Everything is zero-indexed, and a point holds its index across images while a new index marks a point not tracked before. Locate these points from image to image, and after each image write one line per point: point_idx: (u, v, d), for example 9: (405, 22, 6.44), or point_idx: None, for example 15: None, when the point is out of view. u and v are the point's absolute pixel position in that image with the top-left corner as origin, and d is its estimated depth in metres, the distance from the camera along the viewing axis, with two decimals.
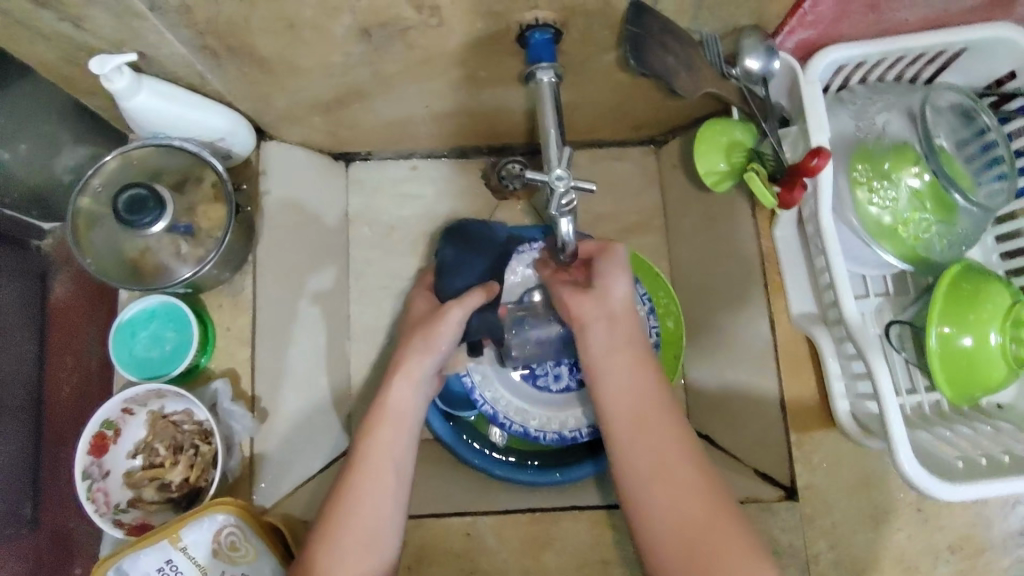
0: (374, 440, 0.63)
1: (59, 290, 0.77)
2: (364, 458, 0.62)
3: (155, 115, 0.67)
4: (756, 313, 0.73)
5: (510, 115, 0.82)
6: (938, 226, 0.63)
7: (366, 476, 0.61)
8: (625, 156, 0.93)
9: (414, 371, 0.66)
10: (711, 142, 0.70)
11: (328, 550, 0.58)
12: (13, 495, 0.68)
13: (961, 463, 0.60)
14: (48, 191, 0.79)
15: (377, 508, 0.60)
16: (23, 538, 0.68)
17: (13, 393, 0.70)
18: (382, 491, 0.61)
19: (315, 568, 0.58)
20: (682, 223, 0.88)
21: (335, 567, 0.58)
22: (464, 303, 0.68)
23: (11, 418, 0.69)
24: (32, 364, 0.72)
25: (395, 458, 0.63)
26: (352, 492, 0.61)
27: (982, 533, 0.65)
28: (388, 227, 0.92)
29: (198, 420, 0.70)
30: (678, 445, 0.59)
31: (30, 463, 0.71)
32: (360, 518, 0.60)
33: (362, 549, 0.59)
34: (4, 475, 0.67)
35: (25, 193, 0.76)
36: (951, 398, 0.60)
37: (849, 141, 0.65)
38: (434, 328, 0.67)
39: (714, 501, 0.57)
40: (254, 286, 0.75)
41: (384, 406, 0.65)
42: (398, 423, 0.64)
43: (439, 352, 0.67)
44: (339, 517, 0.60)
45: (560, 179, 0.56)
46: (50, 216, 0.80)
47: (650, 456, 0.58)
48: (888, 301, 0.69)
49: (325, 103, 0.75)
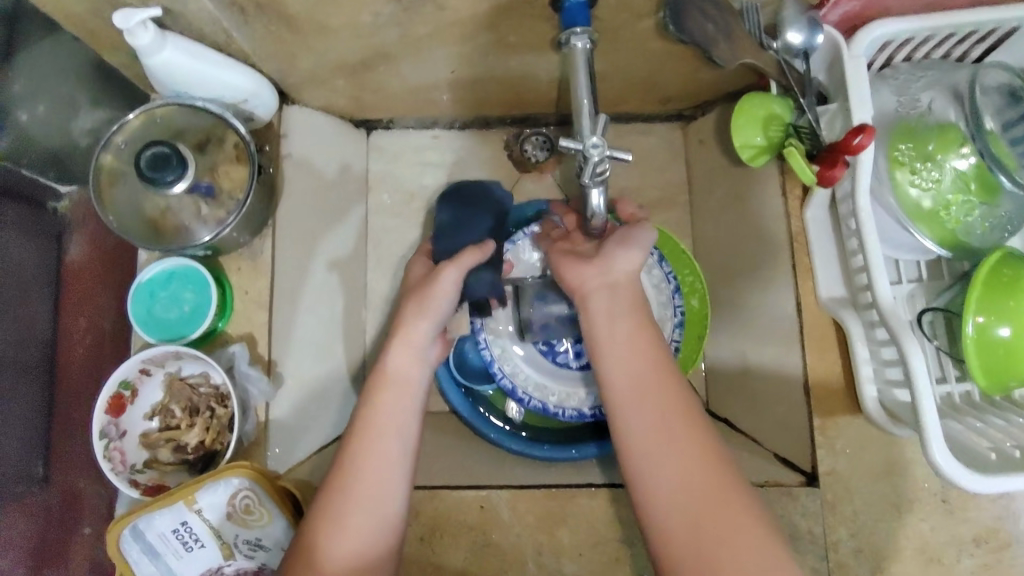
0: (377, 402, 0.63)
1: (75, 253, 0.77)
2: (370, 423, 0.62)
3: (179, 73, 0.66)
4: (782, 292, 0.72)
5: (538, 84, 0.80)
6: (981, 208, 0.61)
7: (373, 441, 0.61)
8: (651, 131, 0.91)
9: (411, 337, 0.64)
10: (749, 115, 0.68)
11: (331, 522, 0.58)
12: (25, 453, 0.68)
13: (995, 455, 0.58)
14: (65, 153, 0.78)
15: (383, 474, 0.60)
16: (31, 497, 0.68)
17: (27, 351, 0.69)
18: (388, 456, 0.60)
19: (319, 541, 0.57)
20: (708, 200, 0.86)
21: (346, 530, 0.58)
22: (458, 262, 0.65)
23: (23, 375, 0.69)
24: (48, 325, 0.72)
25: (398, 423, 0.62)
26: (358, 457, 0.60)
27: (1008, 527, 0.64)
28: (409, 196, 0.92)
29: (214, 383, 0.69)
30: (687, 426, 0.57)
31: (45, 422, 0.71)
32: (366, 484, 0.59)
33: (372, 514, 0.59)
34: (16, 432, 0.67)
35: (42, 156, 0.75)
36: (983, 388, 0.59)
37: (890, 118, 0.63)
38: (427, 288, 0.65)
39: (730, 484, 0.55)
40: (273, 250, 0.73)
41: (385, 371, 0.64)
42: (400, 388, 0.63)
43: (436, 317, 0.65)
44: (346, 485, 0.59)
45: (594, 146, 0.54)
46: (68, 179, 0.78)
47: (655, 438, 0.57)
48: (921, 287, 0.67)
49: (351, 65, 0.73)
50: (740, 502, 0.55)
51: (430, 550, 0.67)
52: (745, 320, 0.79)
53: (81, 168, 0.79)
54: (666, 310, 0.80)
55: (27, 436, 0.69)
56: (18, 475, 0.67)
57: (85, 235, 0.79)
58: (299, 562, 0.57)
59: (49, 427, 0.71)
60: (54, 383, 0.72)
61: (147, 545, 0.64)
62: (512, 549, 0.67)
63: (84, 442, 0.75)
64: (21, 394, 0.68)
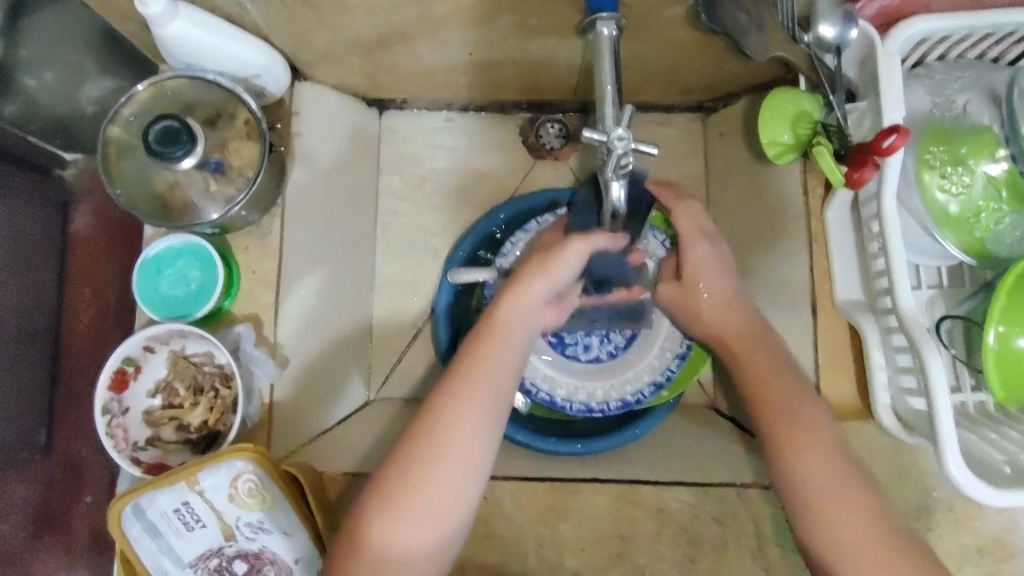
0: (475, 365, 0.59)
1: (80, 223, 0.75)
2: (470, 369, 0.59)
3: (192, 45, 0.64)
4: (797, 295, 0.71)
5: (556, 70, 0.78)
6: (1011, 217, 0.60)
7: (469, 385, 0.58)
8: (671, 122, 0.89)
9: (519, 305, 0.60)
10: (778, 110, 0.66)
11: (427, 455, 0.56)
12: (29, 421, 0.68)
13: (1009, 468, 0.58)
14: (71, 121, 0.77)
15: (457, 464, 0.56)
16: (37, 464, 0.68)
17: (33, 318, 0.69)
18: (467, 440, 0.56)
19: (406, 474, 0.55)
20: (724, 194, 0.85)
21: (414, 519, 0.54)
22: (589, 239, 0.61)
23: (28, 343, 0.68)
24: (53, 294, 0.71)
25: (487, 403, 0.58)
26: (454, 399, 0.57)
27: (1014, 538, 0.64)
28: (419, 180, 0.90)
29: (219, 363, 0.68)
30: (799, 418, 0.58)
31: (49, 391, 0.70)
32: (442, 467, 0.55)
33: (440, 506, 0.55)
34: (20, 400, 0.67)
35: (48, 123, 0.74)
36: (1000, 399, 0.58)
37: (923, 120, 0.62)
38: (553, 258, 0.61)
39: (826, 469, 0.56)
40: (282, 232, 0.72)
41: (491, 318, 0.61)
42: (505, 341, 0.60)
43: (552, 281, 0.61)
44: (432, 425, 0.57)
45: (620, 139, 0.51)
46: (73, 147, 0.77)
47: (754, 372, 0.63)
48: (942, 293, 0.65)
49: (366, 43, 0.71)
50: (840, 498, 0.55)
51: None
52: None
53: (90, 138, 0.79)
54: None
55: (30, 404, 0.68)
56: (22, 443, 0.67)
57: (91, 204, 0.77)
58: (349, 555, 0.54)
59: (53, 395, 0.70)
60: (58, 352, 0.71)
61: (148, 523, 0.64)
62: (513, 540, 0.67)
63: (88, 414, 0.75)
64: (25, 362, 0.67)
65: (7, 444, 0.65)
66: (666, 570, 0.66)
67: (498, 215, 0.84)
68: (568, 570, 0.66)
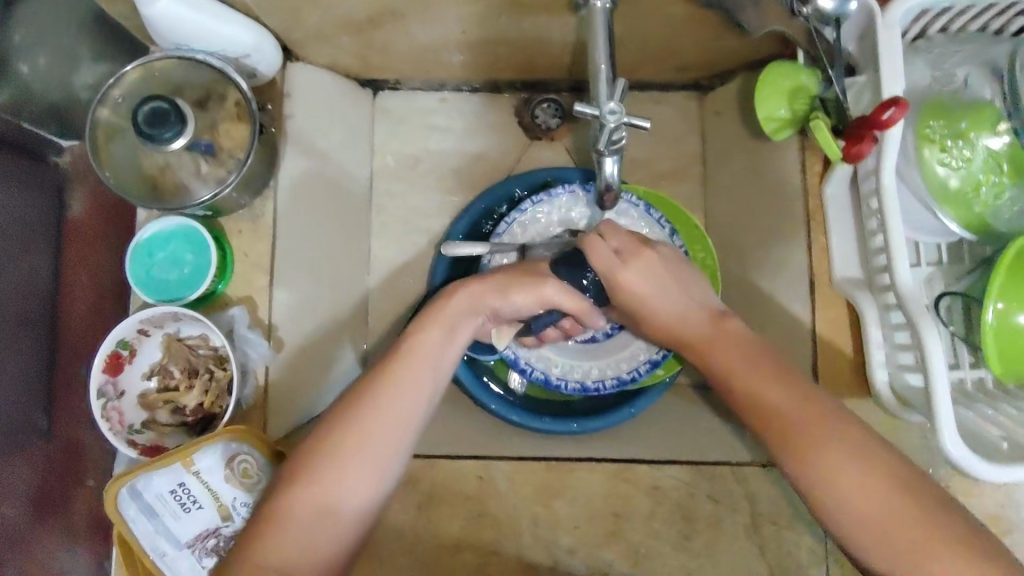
0: (415, 342, 0.59)
1: (75, 209, 0.75)
2: (411, 345, 0.59)
3: (179, 26, 0.63)
4: (793, 273, 0.70)
5: (551, 47, 0.76)
6: (1011, 191, 0.59)
7: (410, 356, 0.58)
8: (667, 100, 0.88)
9: (461, 305, 0.62)
10: (775, 86, 0.65)
11: (362, 418, 0.55)
12: (31, 407, 0.68)
13: (1006, 443, 0.58)
14: (66, 106, 0.75)
15: (382, 446, 0.55)
16: (38, 449, 0.68)
17: (29, 303, 0.68)
18: (413, 411, 0.56)
19: (344, 434, 0.55)
20: (721, 173, 0.84)
21: (352, 480, 0.54)
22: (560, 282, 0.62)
23: (25, 329, 0.67)
24: (48, 280, 0.70)
25: (421, 383, 0.57)
26: (395, 367, 0.57)
27: (1010, 515, 0.64)
28: (413, 160, 0.90)
29: (213, 345, 0.68)
30: (797, 400, 0.55)
31: (48, 376, 0.70)
32: (374, 443, 0.55)
33: (364, 477, 0.54)
34: (20, 388, 0.67)
35: (42, 107, 0.73)
36: (997, 375, 0.57)
37: (921, 95, 0.61)
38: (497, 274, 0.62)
39: (803, 426, 0.54)
40: (274, 211, 0.72)
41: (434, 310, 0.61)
42: (446, 326, 0.60)
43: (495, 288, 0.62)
44: (370, 390, 0.56)
45: (612, 112, 0.51)
46: (67, 132, 0.75)
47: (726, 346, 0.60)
48: (940, 272, 0.64)
49: (357, 21, 0.71)
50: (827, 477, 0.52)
51: (428, 518, 0.68)
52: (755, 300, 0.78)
53: (82, 121, 0.77)
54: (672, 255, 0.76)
55: (25, 391, 0.67)
56: (22, 428, 0.67)
57: (86, 189, 0.77)
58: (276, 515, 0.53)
59: (49, 381, 0.70)
60: (56, 338, 0.71)
61: (146, 505, 0.63)
62: (509, 519, 0.68)
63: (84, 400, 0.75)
64: (23, 347, 0.67)
65: (9, 427, 0.65)
66: (660, 548, 0.67)
67: (504, 192, 0.83)
68: (563, 548, 0.67)
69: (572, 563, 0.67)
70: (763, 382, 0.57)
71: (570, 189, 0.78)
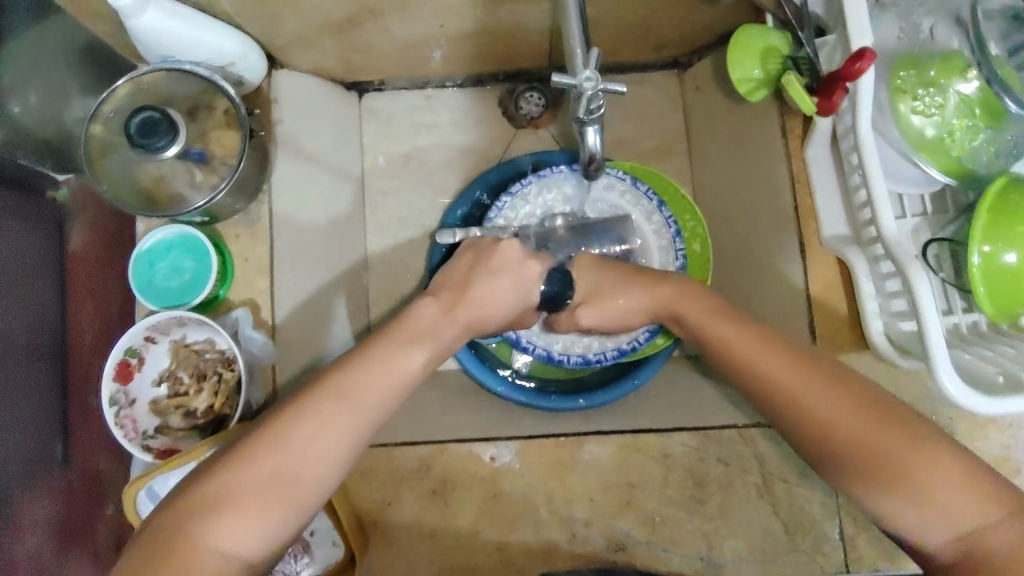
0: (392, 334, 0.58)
1: (77, 239, 0.75)
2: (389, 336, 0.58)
3: (164, 38, 0.65)
4: (783, 234, 0.72)
5: (527, 35, 0.78)
6: (986, 133, 0.60)
7: (383, 346, 0.57)
8: (646, 80, 0.90)
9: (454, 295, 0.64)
10: (746, 48, 0.66)
11: (321, 407, 0.53)
12: (46, 436, 0.69)
13: (1002, 377, 0.59)
14: (59, 142, 0.75)
15: (334, 439, 0.52)
16: (57, 477, 0.69)
17: (37, 335, 0.69)
18: (379, 386, 0.55)
19: (297, 426, 0.52)
20: (706, 146, 0.85)
21: (298, 469, 0.51)
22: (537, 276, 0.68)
23: (36, 360, 0.68)
24: (55, 311, 0.71)
25: (388, 376, 0.55)
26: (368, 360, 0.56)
27: (1015, 456, 0.65)
28: (404, 158, 0.91)
29: (220, 348, 0.69)
30: (770, 349, 0.57)
31: (60, 405, 0.71)
32: (328, 432, 0.52)
33: (312, 471, 0.51)
34: (36, 418, 0.68)
35: (38, 146, 0.73)
36: (991, 316, 0.58)
37: (892, 49, 0.63)
38: (487, 265, 0.66)
39: (771, 369, 0.56)
40: (270, 215, 0.73)
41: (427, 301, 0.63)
42: (430, 320, 0.60)
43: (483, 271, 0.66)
44: (335, 382, 0.54)
45: (589, 80, 0.52)
46: (66, 167, 0.76)
47: (703, 308, 0.62)
48: (926, 221, 0.66)
49: (336, 23, 0.72)
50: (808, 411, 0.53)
51: (443, 502, 0.69)
52: (745, 267, 0.79)
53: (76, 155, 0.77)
54: (662, 228, 0.79)
55: (40, 421, 0.68)
56: (40, 458, 0.68)
57: (86, 220, 0.77)
58: (225, 481, 0.50)
59: (63, 409, 0.71)
60: (68, 367, 0.72)
61: None
62: (523, 498, 0.69)
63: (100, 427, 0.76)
64: (34, 379, 0.68)
65: (25, 458, 0.66)
66: (674, 514, 0.67)
67: (492, 179, 0.85)
68: (578, 522, 0.68)
69: (590, 535, 0.68)
70: (740, 335, 0.58)
71: (557, 169, 0.79)
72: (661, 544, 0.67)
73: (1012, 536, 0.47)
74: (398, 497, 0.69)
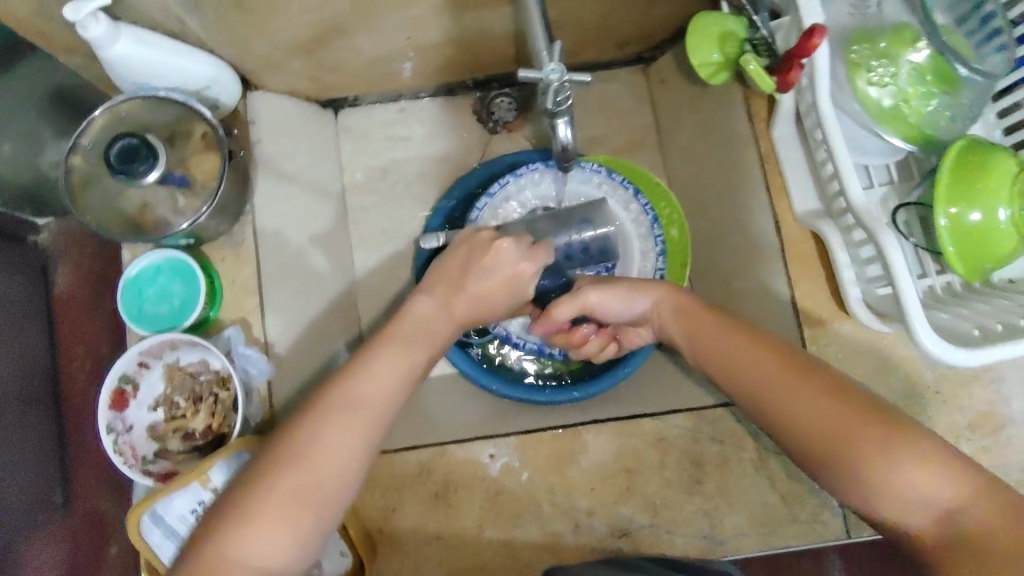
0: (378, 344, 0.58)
1: (62, 284, 0.76)
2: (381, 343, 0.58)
3: (138, 67, 0.66)
4: (756, 214, 0.73)
5: (492, 42, 0.81)
6: (942, 98, 0.62)
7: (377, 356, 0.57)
8: (612, 78, 0.92)
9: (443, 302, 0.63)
10: (704, 32, 0.69)
11: (321, 421, 0.53)
12: (45, 482, 0.69)
13: (977, 330, 0.60)
14: (37, 188, 0.80)
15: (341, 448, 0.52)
16: (58, 522, 0.69)
17: (30, 382, 0.69)
18: (379, 391, 0.55)
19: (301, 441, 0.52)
20: (675, 137, 0.87)
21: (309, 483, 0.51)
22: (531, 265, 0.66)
23: (30, 407, 0.69)
24: (46, 356, 0.72)
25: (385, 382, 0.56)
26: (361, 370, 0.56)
27: (1001, 411, 0.66)
28: (381, 171, 0.93)
29: (214, 368, 0.69)
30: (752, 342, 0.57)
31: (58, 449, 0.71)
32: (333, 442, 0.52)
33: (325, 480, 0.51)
34: (33, 464, 0.68)
35: (17, 193, 0.78)
36: (963, 274, 0.60)
37: (845, 26, 0.65)
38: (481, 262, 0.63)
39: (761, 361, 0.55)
40: (255, 236, 0.74)
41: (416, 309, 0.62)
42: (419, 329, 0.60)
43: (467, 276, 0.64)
44: (331, 394, 0.54)
45: (554, 72, 0.54)
46: (44, 211, 0.79)
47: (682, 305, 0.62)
48: (892, 189, 0.68)
49: (306, 43, 0.74)
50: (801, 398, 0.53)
51: (446, 504, 0.69)
52: (724, 250, 0.81)
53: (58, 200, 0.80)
54: (641, 220, 0.82)
55: (37, 467, 0.68)
56: (39, 504, 0.67)
57: (70, 264, 0.78)
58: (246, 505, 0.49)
59: (62, 451, 0.71)
60: (63, 411, 0.72)
61: (168, 527, 0.64)
62: (525, 493, 0.69)
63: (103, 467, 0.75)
64: (28, 426, 0.68)
65: (22, 507, 0.66)
66: (675, 496, 0.68)
67: (471, 183, 0.86)
68: (581, 512, 0.69)
69: (593, 524, 0.68)
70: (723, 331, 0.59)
71: (534, 167, 0.82)
72: (664, 527, 0.67)
73: (991, 511, 0.45)
74: (401, 503, 0.70)
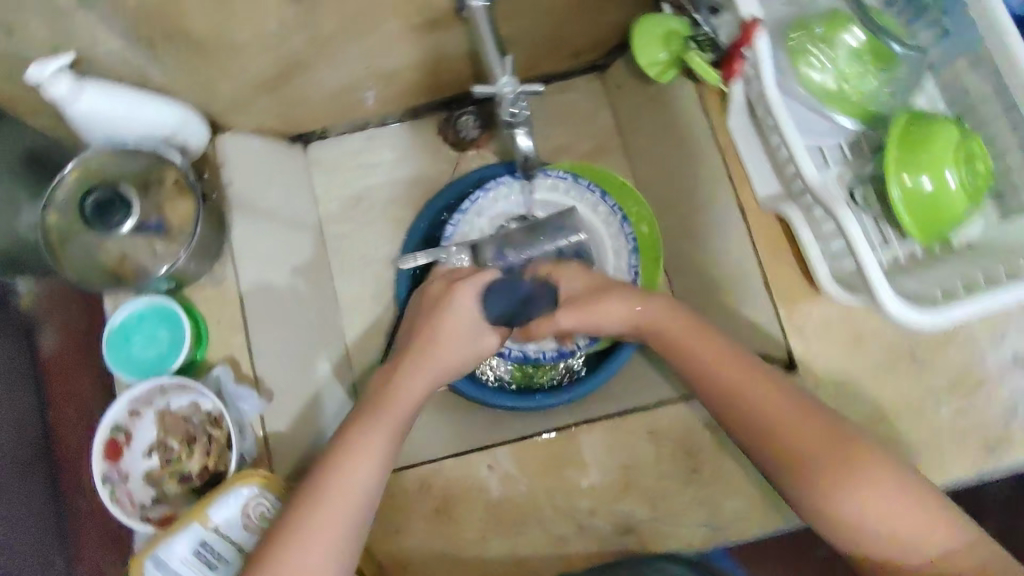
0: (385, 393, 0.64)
1: (49, 345, 0.76)
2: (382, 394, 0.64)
3: (105, 120, 0.67)
4: (721, 204, 0.76)
5: (450, 62, 0.83)
6: (881, 76, 0.66)
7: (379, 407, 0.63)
8: (571, 87, 0.95)
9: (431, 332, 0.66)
10: (650, 35, 0.72)
11: (339, 473, 0.59)
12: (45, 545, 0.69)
13: (941, 292, 0.62)
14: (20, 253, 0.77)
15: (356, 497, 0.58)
16: None
17: (21, 448, 0.70)
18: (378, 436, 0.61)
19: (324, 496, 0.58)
20: (637, 138, 0.90)
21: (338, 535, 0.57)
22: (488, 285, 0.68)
23: (24, 473, 0.69)
24: (35, 420, 0.72)
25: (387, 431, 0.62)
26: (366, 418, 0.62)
27: (976, 368, 0.68)
28: (355, 199, 0.94)
29: (206, 410, 0.69)
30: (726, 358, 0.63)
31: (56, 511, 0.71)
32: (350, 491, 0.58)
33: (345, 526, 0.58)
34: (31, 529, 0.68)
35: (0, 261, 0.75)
36: (921, 239, 0.63)
37: (783, 17, 0.68)
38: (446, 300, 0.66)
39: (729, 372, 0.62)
40: (235, 274, 0.74)
41: (417, 341, 0.66)
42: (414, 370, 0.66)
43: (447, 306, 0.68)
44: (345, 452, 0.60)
45: (506, 85, 0.58)
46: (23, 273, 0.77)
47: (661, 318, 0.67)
48: (847, 167, 0.69)
49: (269, 81, 0.76)
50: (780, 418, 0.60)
51: (448, 518, 0.70)
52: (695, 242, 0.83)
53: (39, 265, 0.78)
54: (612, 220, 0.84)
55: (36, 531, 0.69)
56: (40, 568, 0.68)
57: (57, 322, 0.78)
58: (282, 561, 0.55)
59: (60, 511, 0.71)
60: (58, 473, 0.73)
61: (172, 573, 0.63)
62: (525, 498, 0.70)
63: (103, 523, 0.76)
64: (23, 491, 0.69)
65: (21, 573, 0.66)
66: (673, 486, 0.69)
67: (445, 202, 0.88)
68: (583, 511, 0.69)
69: (595, 522, 0.69)
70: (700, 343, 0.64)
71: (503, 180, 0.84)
72: (665, 517, 0.68)
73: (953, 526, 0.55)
74: (404, 523, 0.70)
